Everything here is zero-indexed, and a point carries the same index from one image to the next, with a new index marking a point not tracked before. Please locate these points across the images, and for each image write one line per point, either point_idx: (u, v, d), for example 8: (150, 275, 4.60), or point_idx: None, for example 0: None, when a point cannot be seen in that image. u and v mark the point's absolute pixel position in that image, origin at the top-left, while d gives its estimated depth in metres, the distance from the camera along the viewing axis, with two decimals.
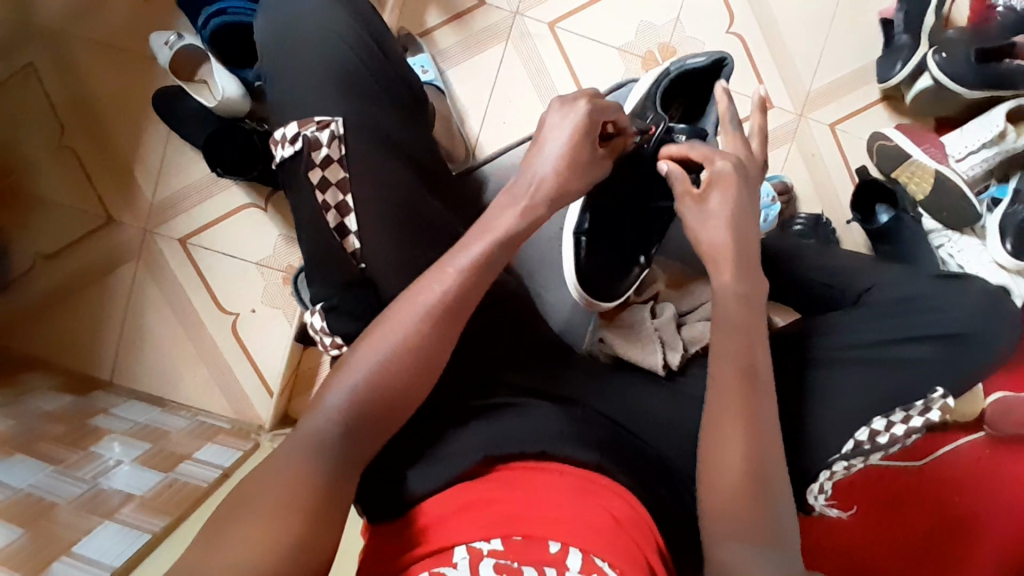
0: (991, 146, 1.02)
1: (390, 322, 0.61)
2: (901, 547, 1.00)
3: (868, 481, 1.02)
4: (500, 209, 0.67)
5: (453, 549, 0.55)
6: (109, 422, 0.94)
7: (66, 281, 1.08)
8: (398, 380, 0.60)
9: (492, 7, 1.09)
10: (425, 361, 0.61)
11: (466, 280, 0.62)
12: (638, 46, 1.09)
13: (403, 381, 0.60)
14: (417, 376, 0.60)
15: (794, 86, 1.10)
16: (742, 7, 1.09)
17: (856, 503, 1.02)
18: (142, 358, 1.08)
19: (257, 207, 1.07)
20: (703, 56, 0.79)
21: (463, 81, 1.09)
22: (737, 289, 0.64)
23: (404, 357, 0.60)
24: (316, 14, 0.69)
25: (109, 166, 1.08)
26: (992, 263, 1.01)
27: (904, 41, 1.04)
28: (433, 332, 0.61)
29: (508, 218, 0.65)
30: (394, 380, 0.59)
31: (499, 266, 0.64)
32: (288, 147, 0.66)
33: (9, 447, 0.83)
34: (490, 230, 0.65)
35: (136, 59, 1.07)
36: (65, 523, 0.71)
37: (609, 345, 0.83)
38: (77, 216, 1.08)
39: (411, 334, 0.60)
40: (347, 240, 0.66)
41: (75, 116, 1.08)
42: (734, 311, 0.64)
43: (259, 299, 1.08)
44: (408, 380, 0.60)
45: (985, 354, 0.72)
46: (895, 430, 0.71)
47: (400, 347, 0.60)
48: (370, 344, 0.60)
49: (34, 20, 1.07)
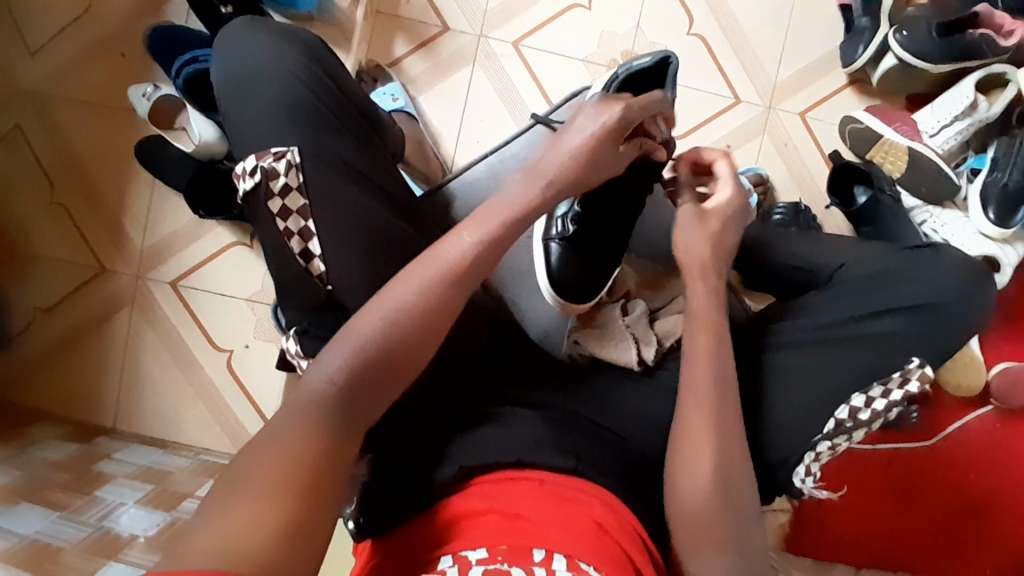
0: (964, 117, 1.02)
1: (379, 305, 0.59)
2: (899, 526, 1.04)
3: (858, 455, 1.05)
4: (504, 189, 0.65)
5: (439, 560, 0.55)
6: (113, 466, 0.95)
7: (64, 333, 1.11)
8: (387, 368, 0.57)
9: (456, 32, 1.12)
10: (418, 347, 0.59)
11: (468, 265, 0.61)
12: (602, 56, 1.11)
13: (372, 389, 0.57)
14: (391, 376, 0.58)
15: (759, 79, 1.11)
16: (701, 9, 1.11)
17: (847, 485, 1.05)
18: (142, 402, 1.10)
19: (244, 245, 1.10)
20: (648, 57, 0.82)
21: (435, 106, 1.12)
22: (710, 301, 0.68)
23: (382, 358, 0.57)
24: (265, 55, 0.71)
25: (99, 217, 1.12)
26: (978, 234, 1.01)
27: (864, 25, 1.05)
28: (428, 319, 0.59)
29: (506, 199, 0.64)
30: (358, 402, 0.56)
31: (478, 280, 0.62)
32: (248, 179, 0.68)
33: (14, 496, 0.84)
34: (486, 225, 0.62)
35: (120, 114, 1.11)
36: (72, 565, 0.70)
37: (585, 347, 0.81)
38: (71, 268, 1.12)
39: (385, 343, 0.57)
40: (312, 264, 0.68)
41: (65, 174, 1.12)
42: (704, 320, 0.66)
43: (252, 334, 1.10)
44: (397, 373, 0.58)
45: (956, 323, 0.73)
46: (876, 405, 0.71)
47: (382, 342, 0.57)
48: (350, 330, 0.58)
49: (19, 86, 1.12)
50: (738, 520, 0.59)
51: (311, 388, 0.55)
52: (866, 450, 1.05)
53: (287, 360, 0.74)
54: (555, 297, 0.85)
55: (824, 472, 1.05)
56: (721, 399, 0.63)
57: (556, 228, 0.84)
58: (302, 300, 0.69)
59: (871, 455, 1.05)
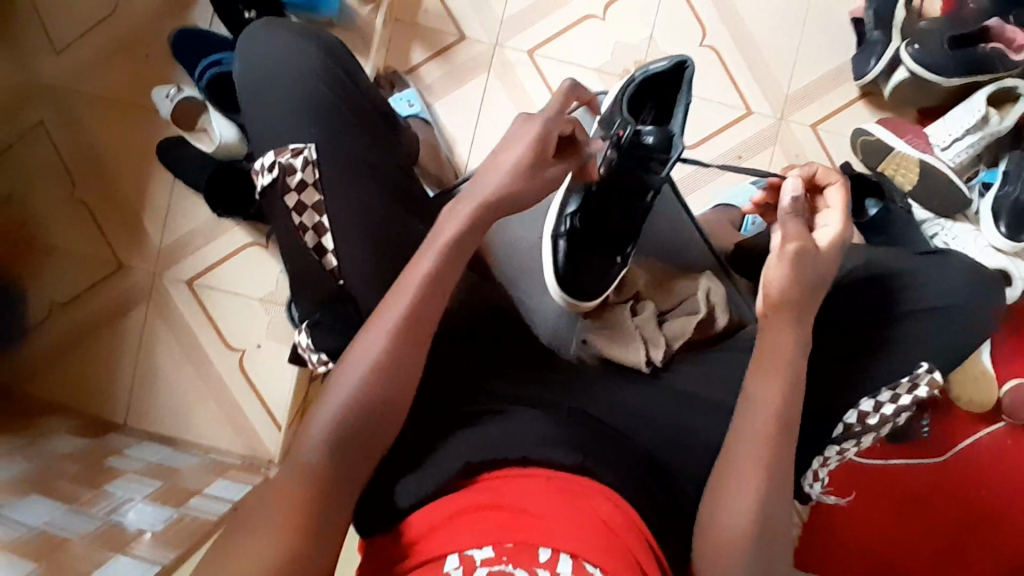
0: (977, 131, 1.02)
1: (358, 351, 0.64)
2: (910, 541, 1.03)
3: (862, 466, 1.04)
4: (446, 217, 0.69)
5: (445, 559, 0.55)
6: (123, 461, 0.96)
7: (79, 328, 1.13)
8: (376, 404, 0.62)
9: (472, 41, 1.14)
10: (397, 383, 0.63)
11: (431, 296, 0.65)
12: (615, 65, 1.13)
13: (370, 423, 0.62)
14: (377, 420, 0.62)
15: (772, 90, 1.12)
16: (714, 20, 1.12)
17: (857, 496, 1.04)
18: (153, 398, 1.12)
19: (258, 245, 1.11)
20: (665, 60, 0.84)
21: (450, 112, 1.14)
22: None
23: (362, 406, 0.62)
24: (284, 55, 0.73)
25: (117, 214, 1.14)
26: (990, 248, 1.01)
27: (876, 37, 1.06)
28: (404, 354, 0.64)
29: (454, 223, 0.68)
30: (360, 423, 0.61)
31: (435, 314, 0.66)
32: (267, 175, 0.69)
33: (25, 488, 0.85)
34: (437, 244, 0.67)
35: (142, 114, 1.14)
36: (81, 555, 0.71)
37: (593, 346, 0.79)
38: (88, 264, 1.14)
39: (360, 393, 0.62)
40: (325, 258, 0.69)
41: (85, 172, 1.14)
42: None
43: (264, 333, 1.11)
44: (376, 408, 0.62)
45: (963, 327, 0.73)
46: (885, 410, 0.71)
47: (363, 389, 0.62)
48: (334, 386, 0.63)
49: (45, 86, 1.15)
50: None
51: (309, 446, 0.60)
52: (871, 461, 1.04)
53: (300, 354, 0.75)
54: (561, 294, 0.85)
55: (832, 477, 1.05)
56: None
57: (565, 224, 0.87)
58: (316, 295, 0.70)
59: (880, 467, 1.04)
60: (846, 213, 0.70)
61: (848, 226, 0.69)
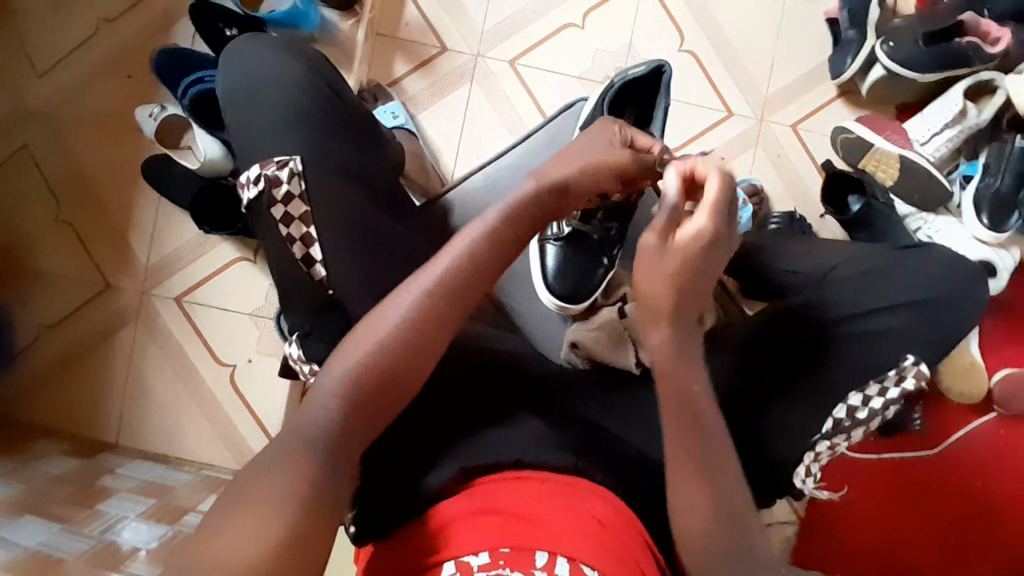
0: (954, 125, 1.04)
1: (329, 370, 0.58)
2: (908, 535, 1.03)
3: (857, 460, 1.05)
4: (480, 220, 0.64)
5: (442, 566, 0.55)
6: (116, 481, 0.96)
7: (69, 349, 1.12)
8: (381, 403, 0.57)
9: (454, 52, 1.16)
10: (398, 379, 0.58)
11: (448, 297, 0.60)
12: (596, 72, 1.14)
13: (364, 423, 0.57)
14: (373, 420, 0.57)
15: (751, 92, 1.14)
16: (691, 25, 1.14)
17: (853, 491, 1.05)
18: (146, 418, 1.11)
19: (248, 260, 1.11)
20: (644, 66, 0.85)
21: (435, 122, 1.15)
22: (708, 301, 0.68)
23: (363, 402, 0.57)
24: (268, 67, 0.74)
25: (105, 234, 1.14)
26: (973, 239, 1.02)
27: (852, 36, 1.08)
28: (377, 369, 0.57)
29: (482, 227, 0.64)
30: None
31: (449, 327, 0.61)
32: (252, 188, 0.69)
33: (17, 510, 0.84)
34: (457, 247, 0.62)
35: (128, 134, 1.14)
36: (75, 575, 0.70)
37: (585, 351, 0.79)
38: (77, 285, 1.14)
39: (354, 390, 0.57)
40: (313, 269, 0.70)
41: (72, 193, 1.14)
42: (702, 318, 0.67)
43: (255, 349, 1.11)
44: (356, 434, 0.56)
45: (943, 320, 0.75)
46: (875, 404, 0.73)
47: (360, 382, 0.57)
48: (303, 409, 0.56)
49: (30, 109, 1.15)
50: (726, 525, 0.58)
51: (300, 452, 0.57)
52: (867, 456, 1.05)
53: (289, 366, 0.75)
54: (552, 300, 0.88)
55: (827, 473, 1.05)
56: (670, 409, 0.61)
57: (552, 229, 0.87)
58: (304, 306, 0.71)
59: (875, 461, 1.05)
60: (714, 206, 0.65)
61: (714, 223, 0.65)
